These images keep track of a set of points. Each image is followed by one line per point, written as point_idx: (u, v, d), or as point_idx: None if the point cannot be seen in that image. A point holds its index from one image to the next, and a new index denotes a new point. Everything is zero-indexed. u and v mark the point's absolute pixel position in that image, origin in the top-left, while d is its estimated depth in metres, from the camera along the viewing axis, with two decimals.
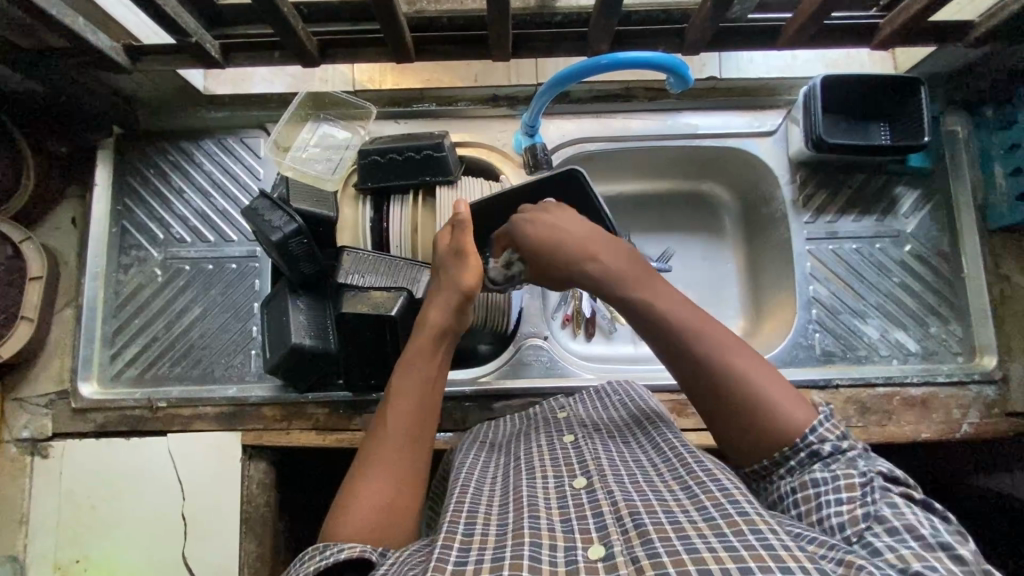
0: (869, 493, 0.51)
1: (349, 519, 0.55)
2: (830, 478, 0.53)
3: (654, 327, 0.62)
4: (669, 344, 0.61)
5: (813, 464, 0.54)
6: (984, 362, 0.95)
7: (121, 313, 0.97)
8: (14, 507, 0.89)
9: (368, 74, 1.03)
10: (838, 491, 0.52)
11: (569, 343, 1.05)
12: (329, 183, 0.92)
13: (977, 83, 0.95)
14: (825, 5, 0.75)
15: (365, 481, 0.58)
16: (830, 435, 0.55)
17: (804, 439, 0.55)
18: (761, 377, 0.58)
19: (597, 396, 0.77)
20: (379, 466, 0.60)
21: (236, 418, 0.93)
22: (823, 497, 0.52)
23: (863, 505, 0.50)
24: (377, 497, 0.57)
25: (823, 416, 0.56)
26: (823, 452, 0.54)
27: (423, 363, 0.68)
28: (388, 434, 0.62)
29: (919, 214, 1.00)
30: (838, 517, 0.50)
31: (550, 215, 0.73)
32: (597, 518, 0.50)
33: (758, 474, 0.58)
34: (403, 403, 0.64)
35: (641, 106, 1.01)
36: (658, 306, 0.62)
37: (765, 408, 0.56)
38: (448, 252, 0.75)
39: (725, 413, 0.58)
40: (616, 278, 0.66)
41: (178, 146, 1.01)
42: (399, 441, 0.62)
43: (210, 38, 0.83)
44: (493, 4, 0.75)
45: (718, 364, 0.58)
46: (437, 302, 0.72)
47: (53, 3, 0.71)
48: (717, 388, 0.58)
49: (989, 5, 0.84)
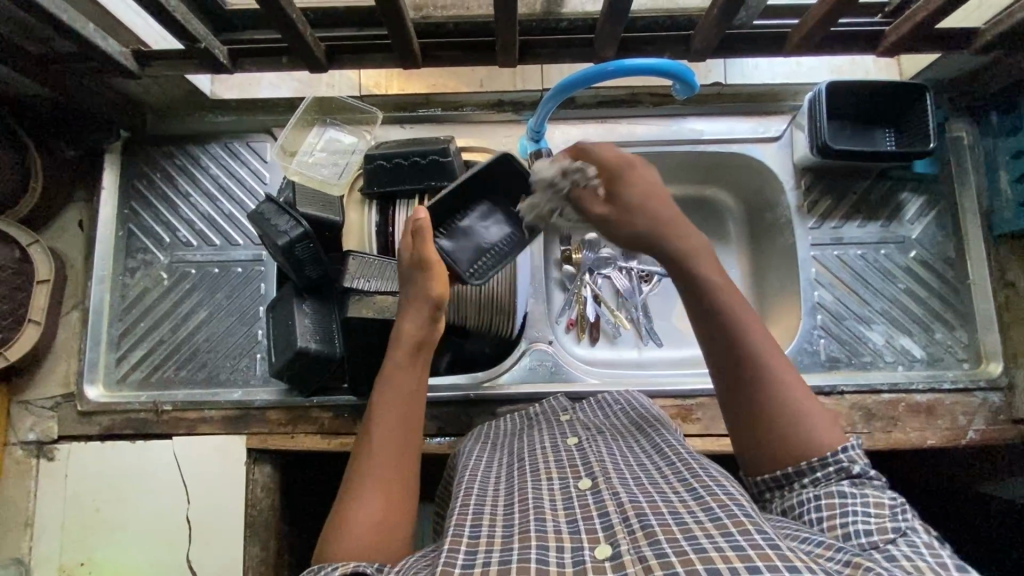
0: (899, 513, 0.50)
1: (346, 535, 0.55)
2: (858, 494, 0.53)
3: (712, 316, 0.63)
4: (719, 334, 0.62)
5: (840, 480, 0.55)
6: (990, 369, 0.95)
7: (127, 316, 0.97)
8: (19, 510, 0.90)
9: (375, 79, 1.05)
10: (867, 506, 0.51)
11: (573, 347, 1.05)
12: (335, 186, 0.93)
13: (982, 90, 0.95)
14: (833, 12, 0.75)
15: (356, 498, 0.58)
16: (861, 459, 0.55)
17: (834, 455, 0.55)
18: (797, 391, 0.59)
19: (598, 404, 0.76)
20: (369, 484, 0.59)
21: (241, 422, 0.92)
22: (849, 507, 0.52)
23: (893, 521, 0.50)
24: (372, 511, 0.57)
25: (855, 442, 0.56)
26: (854, 472, 0.55)
27: (405, 375, 0.68)
28: (376, 450, 0.62)
29: (924, 220, 1.00)
30: (866, 526, 0.50)
31: (640, 174, 0.71)
32: (603, 518, 0.49)
33: (777, 482, 0.58)
34: (386, 416, 0.64)
35: (645, 112, 1.02)
36: (722, 297, 0.63)
37: (797, 421, 0.58)
38: (410, 263, 0.72)
39: (756, 415, 0.59)
40: (693, 258, 0.66)
41: (184, 150, 1.02)
42: (389, 455, 0.62)
43: (218, 44, 0.83)
44: (500, 11, 0.75)
45: (764, 366, 0.60)
46: (409, 314, 0.71)
47: (64, 8, 0.71)
48: (757, 388, 0.59)
49: (995, 12, 0.84)
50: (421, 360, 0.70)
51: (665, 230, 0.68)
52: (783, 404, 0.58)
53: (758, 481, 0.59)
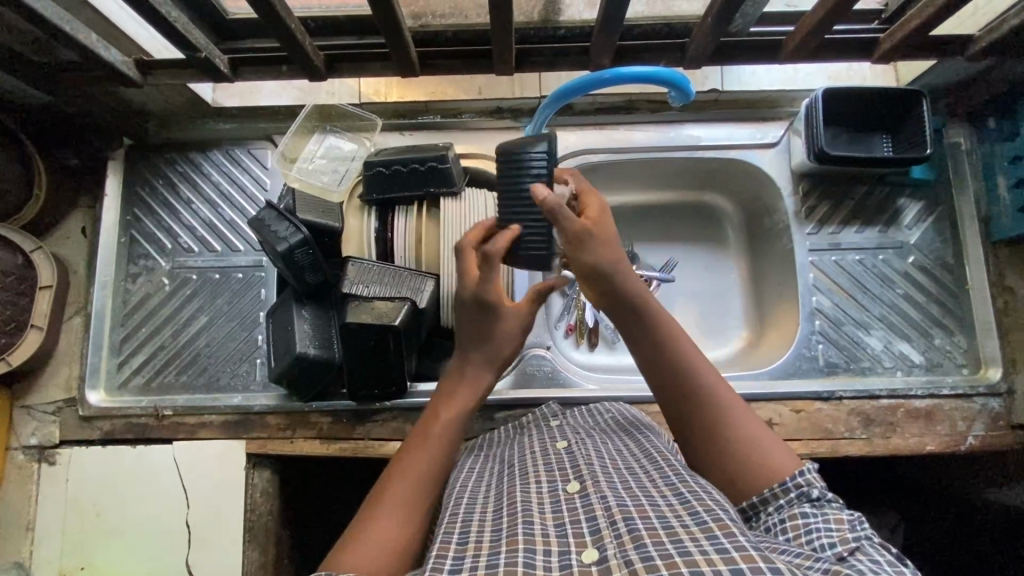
0: (857, 526, 0.51)
1: (363, 557, 0.53)
2: (819, 513, 0.53)
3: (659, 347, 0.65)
4: (663, 367, 0.65)
5: (802, 504, 0.54)
6: (988, 374, 0.94)
7: (129, 321, 0.98)
8: (20, 514, 0.90)
9: (375, 87, 1.03)
10: (828, 522, 0.52)
11: (572, 352, 1.05)
12: (335, 194, 0.94)
13: (979, 96, 0.96)
14: (826, 19, 0.76)
15: (379, 523, 0.56)
16: (817, 482, 0.56)
17: (793, 480, 0.56)
18: (748, 421, 0.61)
19: (587, 412, 0.76)
20: (393, 511, 0.57)
21: (241, 427, 0.93)
22: (813, 526, 0.52)
23: (852, 532, 0.50)
24: (392, 540, 0.55)
25: (809, 466, 0.57)
26: (813, 496, 0.54)
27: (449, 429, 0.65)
28: (404, 481, 0.60)
29: (921, 226, 1.00)
30: (829, 539, 0.50)
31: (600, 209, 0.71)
32: (590, 522, 0.50)
33: (745, 514, 0.57)
34: (432, 451, 0.63)
35: (643, 118, 1.03)
36: (665, 330, 0.66)
37: (750, 447, 0.59)
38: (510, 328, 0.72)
39: (705, 443, 0.61)
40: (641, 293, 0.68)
41: (186, 157, 1.03)
42: (419, 485, 0.60)
43: (219, 53, 0.85)
44: (496, 21, 0.76)
45: (711, 393, 0.63)
46: (470, 368, 0.71)
47: (65, 19, 0.72)
48: (707, 415, 0.62)
49: (989, 19, 0.84)
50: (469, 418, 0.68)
51: (618, 264, 0.68)
52: (735, 429, 0.60)
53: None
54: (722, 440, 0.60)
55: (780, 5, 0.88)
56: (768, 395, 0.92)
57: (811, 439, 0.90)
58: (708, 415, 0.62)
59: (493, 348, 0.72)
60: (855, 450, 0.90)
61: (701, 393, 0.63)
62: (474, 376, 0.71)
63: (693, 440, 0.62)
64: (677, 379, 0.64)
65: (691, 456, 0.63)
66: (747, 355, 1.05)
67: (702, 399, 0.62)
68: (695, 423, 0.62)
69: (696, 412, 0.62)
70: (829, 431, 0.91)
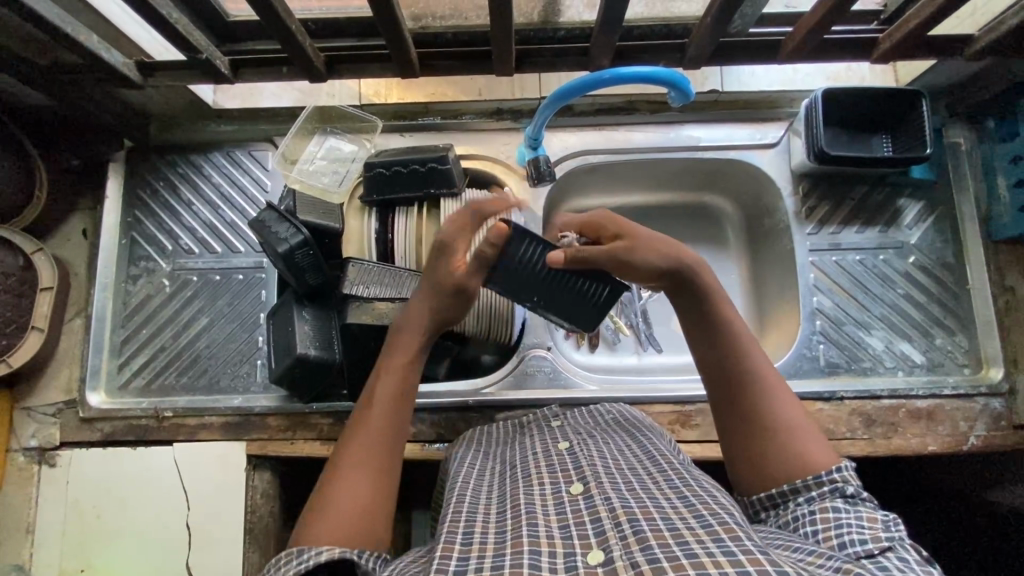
0: (890, 527, 0.52)
1: (327, 520, 0.57)
2: (853, 510, 0.54)
3: (717, 343, 0.67)
4: (718, 360, 0.66)
5: (834, 498, 0.56)
6: (990, 374, 0.94)
7: (130, 323, 0.98)
8: (21, 516, 0.90)
9: (375, 88, 1.04)
10: (860, 520, 0.53)
11: (573, 354, 1.04)
12: (335, 195, 0.94)
13: (979, 95, 0.96)
14: (825, 20, 0.76)
15: (341, 486, 0.59)
16: (853, 480, 0.57)
17: (828, 475, 0.57)
18: (795, 415, 0.63)
19: (589, 413, 0.76)
20: (353, 471, 0.61)
21: (241, 428, 0.93)
22: (844, 521, 0.53)
23: (885, 531, 0.52)
24: (354, 499, 0.58)
25: (845, 464, 0.59)
26: (847, 492, 0.56)
27: (393, 377, 0.68)
28: (361, 439, 0.63)
29: (922, 226, 1.00)
30: (861, 535, 0.51)
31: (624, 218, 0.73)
32: (595, 524, 0.49)
33: (773, 501, 0.59)
34: (382, 403, 0.66)
35: (642, 119, 1.03)
36: (722, 323, 0.67)
37: (791, 433, 0.61)
38: (449, 282, 0.73)
39: (750, 441, 0.62)
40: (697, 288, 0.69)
41: (187, 159, 1.03)
42: (376, 444, 0.63)
43: (219, 55, 0.85)
44: (495, 22, 0.76)
45: (761, 383, 0.64)
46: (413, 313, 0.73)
47: (67, 21, 0.73)
48: (756, 410, 0.63)
49: (988, 19, 0.84)
50: (417, 364, 0.71)
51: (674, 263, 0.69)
52: (780, 418, 0.62)
53: (754, 500, 0.61)
54: (769, 428, 0.62)
55: (779, 7, 0.88)
56: None
57: None
58: (758, 405, 0.63)
59: (435, 297, 0.73)
60: (857, 450, 0.90)
61: (753, 383, 0.64)
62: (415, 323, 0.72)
63: (738, 431, 0.63)
64: (731, 371, 0.65)
65: (732, 449, 0.64)
66: None
67: (753, 389, 0.64)
68: (745, 413, 0.63)
69: (745, 403, 0.64)
70: (830, 431, 0.91)
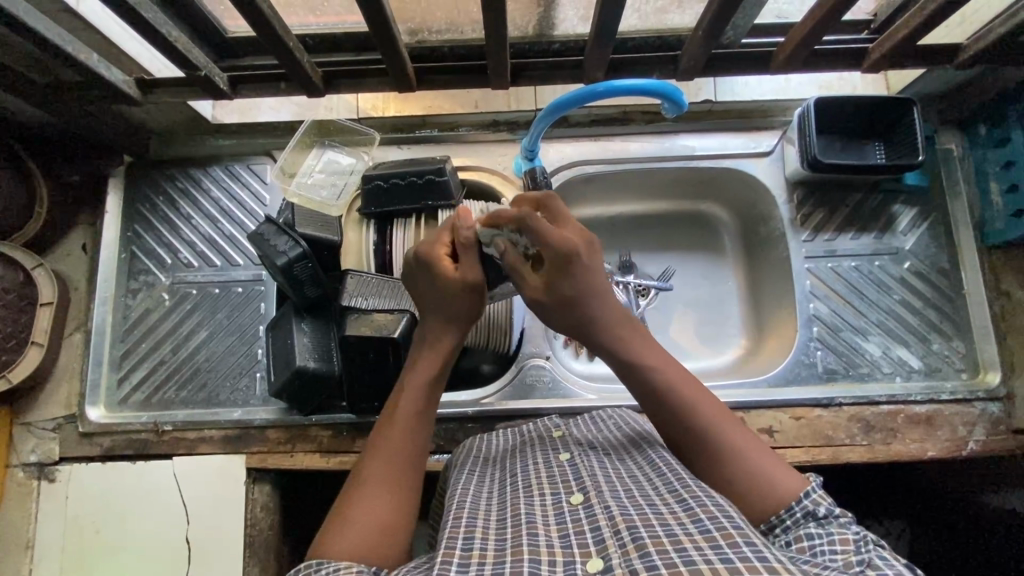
0: (863, 546, 0.50)
1: (347, 537, 0.56)
2: (824, 533, 0.52)
3: (658, 405, 0.64)
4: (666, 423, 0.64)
5: (807, 523, 0.54)
6: (988, 379, 0.94)
7: (129, 337, 0.98)
8: (20, 532, 0.90)
9: (372, 102, 1.05)
10: (833, 544, 0.51)
11: (571, 363, 1.05)
12: (334, 208, 0.95)
13: (970, 102, 0.97)
14: (814, 31, 0.77)
15: (363, 501, 0.59)
16: (824, 501, 0.55)
17: (799, 502, 0.55)
18: (755, 452, 0.60)
19: (591, 420, 0.77)
20: (374, 491, 0.60)
21: (240, 441, 0.92)
22: (818, 546, 0.51)
23: (857, 554, 0.49)
24: (374, 519, 0.58)
25: (814, 485, 0.57)
26: (819, 514, 0.54)
27: (414, 398, 0.68)
28: (381, 459, 0.63)
29: (917, 232, 1.01)
30: (833, 562, 0.50)
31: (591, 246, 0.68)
32: (595, 532, 0.50)
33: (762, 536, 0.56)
34: (403, 424, 0.66)
35: (637, 129, 1.04)
36: (659, 381, 0.64)
37: (753, 474, 0.58)
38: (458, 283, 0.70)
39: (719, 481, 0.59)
40: (628, 344, 0.67)
41: (187, 173, 1.04)
42: (398, 460, 0.63)
43: (219, 71, 0.86)
44: (491, 37, 0.78)
45: (706, 427, 0.61)
46: (430, 328, 0.72)
47: (68, 40, 0.74)
48: (716, 461, 0.60)
49: (977, 28, 0.85)
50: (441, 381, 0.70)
51: (593, 299, 0.67)
52: (737, 465, 0.59)
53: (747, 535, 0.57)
54: (730, 483, 0.58)
55: (771, 16, 0.88)
56: (764, 401, 0.93)
57: (811, 446, 0.90)
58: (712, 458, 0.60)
59: (449, 308, 0.71)
60: (857, 456, 0.90)
61: (693, 439, 0.61)
62: (436, 343, 0.71)
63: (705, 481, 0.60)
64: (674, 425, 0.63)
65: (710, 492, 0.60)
66: (746, 363, 1.06)
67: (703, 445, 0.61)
68: (704, 470, 0.61)
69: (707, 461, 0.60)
70: (830, 438, 0.91)
